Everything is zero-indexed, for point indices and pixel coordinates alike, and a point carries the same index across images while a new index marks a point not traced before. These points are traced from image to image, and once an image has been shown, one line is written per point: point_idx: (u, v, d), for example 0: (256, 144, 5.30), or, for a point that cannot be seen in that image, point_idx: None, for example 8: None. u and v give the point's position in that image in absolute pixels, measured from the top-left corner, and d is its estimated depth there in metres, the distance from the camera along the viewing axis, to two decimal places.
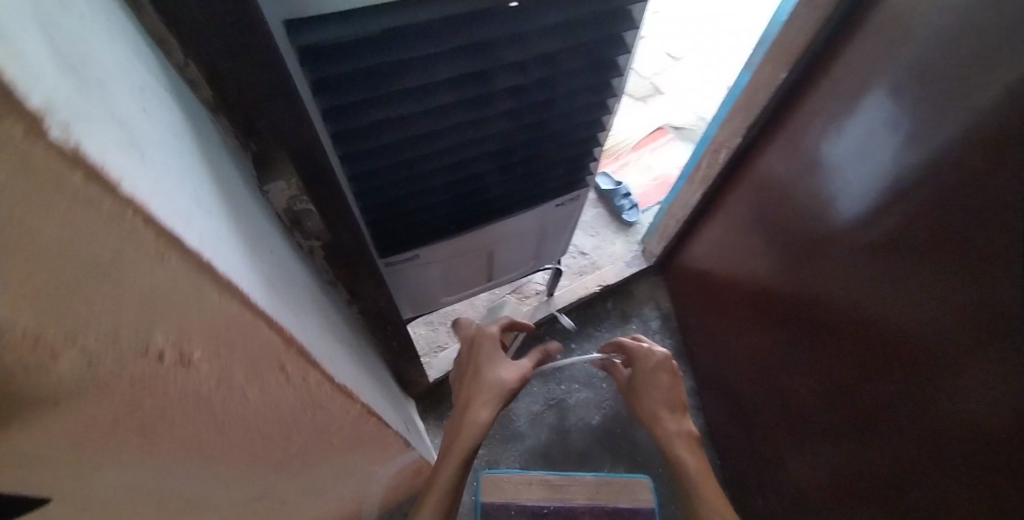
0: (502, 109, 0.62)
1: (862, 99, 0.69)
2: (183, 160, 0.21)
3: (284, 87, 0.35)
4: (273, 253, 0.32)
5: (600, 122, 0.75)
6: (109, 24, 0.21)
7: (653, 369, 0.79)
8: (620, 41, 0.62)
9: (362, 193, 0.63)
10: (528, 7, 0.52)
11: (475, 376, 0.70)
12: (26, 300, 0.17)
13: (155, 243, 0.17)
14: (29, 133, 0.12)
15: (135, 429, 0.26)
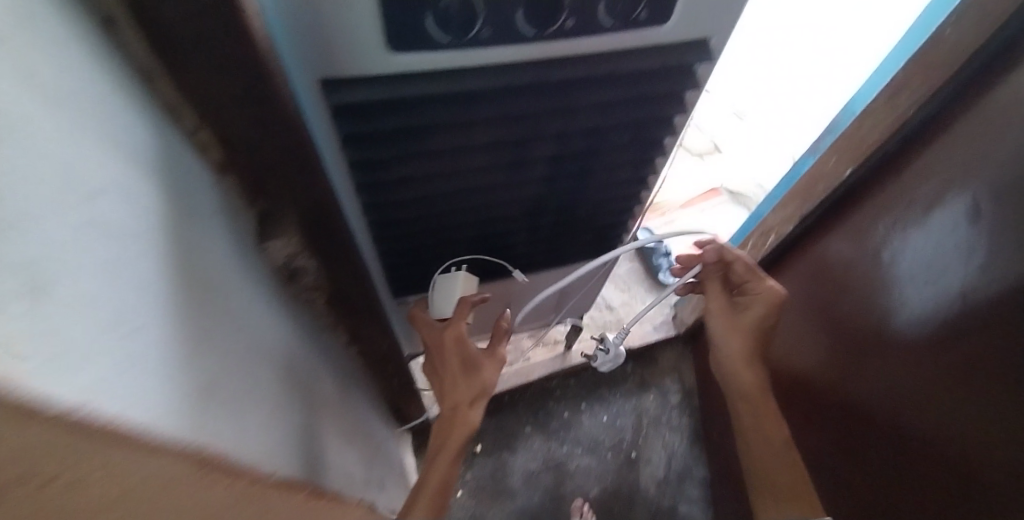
0: (534, 176, 0.60)
1: (939, 210, 0.63)
2: (95, 296, 0.20)
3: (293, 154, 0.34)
4: (232, 331, 0.31)
5: (640, 195, 0.71)
6: (62, 143, 0.20)
7: (766, 315, 0.70)
8: (670, 123, 0.59)
9: (380, 238, 0.62)
10: (576, 86, 0.50)
11: (459, 376, 0.63)
12: None
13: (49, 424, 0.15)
14: None
15: None
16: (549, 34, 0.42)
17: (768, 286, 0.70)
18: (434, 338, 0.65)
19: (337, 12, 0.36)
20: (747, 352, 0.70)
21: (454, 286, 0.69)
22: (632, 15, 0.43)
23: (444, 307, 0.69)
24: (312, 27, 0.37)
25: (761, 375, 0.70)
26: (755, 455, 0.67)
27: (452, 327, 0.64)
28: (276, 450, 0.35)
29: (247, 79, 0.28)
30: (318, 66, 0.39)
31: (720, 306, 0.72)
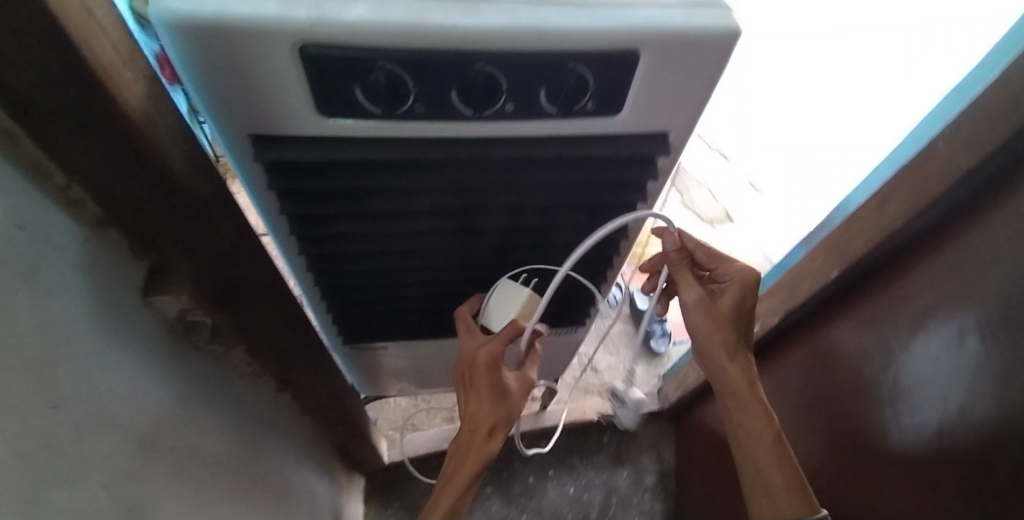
0: (484, 245, 0.58)
1: (935, 334, 0.58)
2: None
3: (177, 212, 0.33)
4: (73, 408, 0.27)
5: (604, 274, 0.69)
6: None
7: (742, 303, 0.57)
8: (631, 208, 0.56)
9: (325, 287, 0.61)
10: (525, 165, 0.48)
11: (490, 394, 0.54)
12: None
13: None
14: None
15: None
16: (488, 116, 0.41)
17: (738, 268, 0.57)
18: (467, 354, 0.55)
19: (255, 69, 0.36)
20: (730, 343, 0.58)
21: (513, 299, 0.59)
22: (577, 104, 0.41)
23: (496, 317, 0.59)
24: (231, 80, 0.37)
25: (746, 376, 0.60)
26: (741, 436, 0.59)
27: (488, 348, 0.53)
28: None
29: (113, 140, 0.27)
30: (245, 120, 0.40)
31: (695, 299, 0.58)
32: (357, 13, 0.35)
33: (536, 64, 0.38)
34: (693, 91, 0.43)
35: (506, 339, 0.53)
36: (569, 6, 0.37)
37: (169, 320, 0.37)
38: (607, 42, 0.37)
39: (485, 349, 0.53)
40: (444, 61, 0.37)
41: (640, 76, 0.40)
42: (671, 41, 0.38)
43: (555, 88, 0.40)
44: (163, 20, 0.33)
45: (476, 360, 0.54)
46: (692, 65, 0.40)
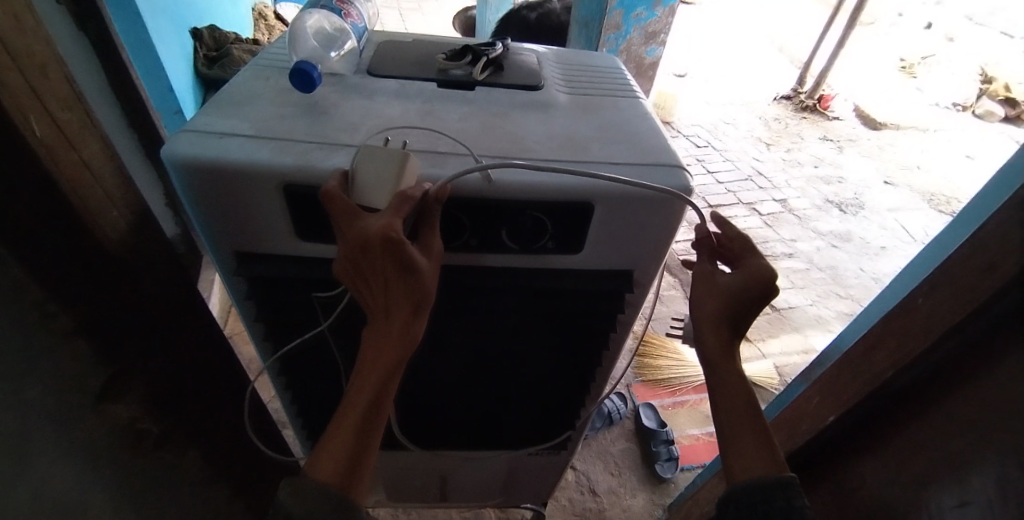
0: (453, 363, 0.58)
1: (926, 496, 0.53)
2: None
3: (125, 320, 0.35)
4: None
5: (582, 402, 0.67)
6: None
7: (743, 293, 0.44)
8: (602, 337, 0.56)
9: (293, 387, 0.61)
10: (487, 294, 0.49)
11: (406, 269, 0.38)
12: None
13: None
14: None
15: None
16: (451, 248, 0.44)
17: (756, 263, 0.45)
18: (352, 239, 0.37)
19: (243, 201, 0.41)
20: (722, 318, 0.45)
21: (387, 168, 0.39)
22: (537, 243, 0.44)
23: (373, 195, 0.39)
24: (224, 209, 0.42)
25: (727, 337, 0.45)
26: (718, 405, 0.45)
27: (380, 223, 0.37)
28: None
29: (82, 257, 0.31)
30: (233, 239, 0.44)
31: (703, 273, 0.47)
32: (337, 162, 0.39)
33: (494, 208, 0.41)
34: (647, 236, 0.45)
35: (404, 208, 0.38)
36: (528, 162, 0.42)
37: (121, 424, 0.39)
38: (563, 194, 0.41)
39: (373, 226, 0.37)
40: None
41: (596, 224, 0.43)
42: (621, 195, 0.42)
43: (516, 229, 0.43)
44: (173, 162, 0.39)
45: (368, 243, 0.37)
46: (645, 216, 0.43)
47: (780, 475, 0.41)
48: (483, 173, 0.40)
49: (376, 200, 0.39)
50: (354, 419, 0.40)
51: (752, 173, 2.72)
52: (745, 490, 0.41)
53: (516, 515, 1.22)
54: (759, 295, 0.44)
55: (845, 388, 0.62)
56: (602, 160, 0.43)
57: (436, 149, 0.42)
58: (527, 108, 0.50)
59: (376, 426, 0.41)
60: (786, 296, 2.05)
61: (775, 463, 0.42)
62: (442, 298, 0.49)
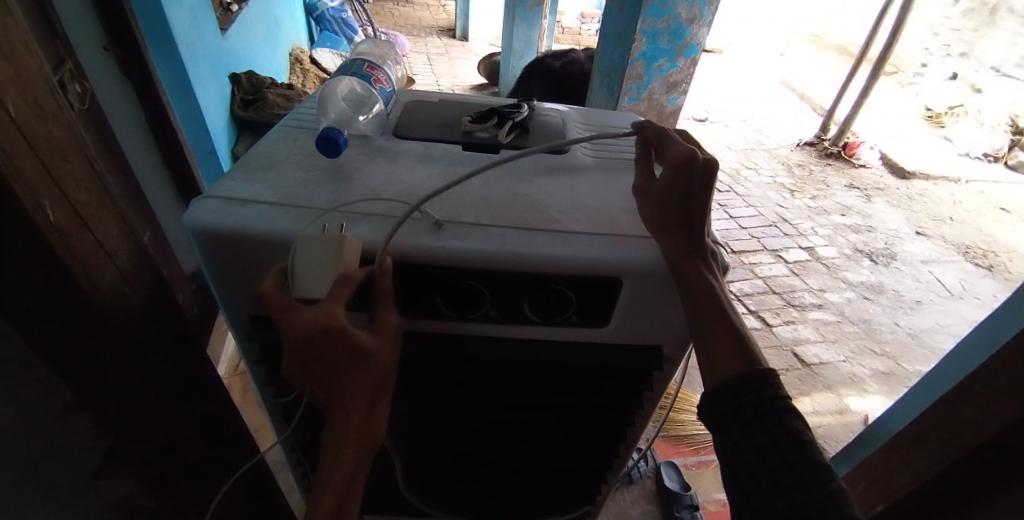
0: (465, 432, 0.55)
1: None
2: None
3: (130, 397, 0.34)
4: None
5: (601, 477, 0.62)
6: None
7: (672, 184, 0.41)
8: (627, 413, 0.53)
9: (297, 451, 0.59)
10: (504, 368, 0.47)
11: (361, 358, 0.37)
12: None
13: None
14: None
15: None
16: (472, 319, 0.42)
17: (677, 149, 0.42)
18: (293, 336, 0.35)
19: (261, 266, 0.40)
20: (667, 223, 0.41)
21: (326, 254, 0.36)
22: (561, 316, 0.42)
23: (312, 283, 0.36)
24: (242, 274, 0.41)
25: (688, 231, 0.41)
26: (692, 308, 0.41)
27: (317, 314, 0.35)
28: None
29: (86, 340, 0.30)
30: (248, 305, 0.43)
31: (641, 190, 0.44)
32: (359, 234, 0.39)
33: (520, 282, 0.40)
34: (678, 312, 0.43)
35: (347, 295, 0.36)
36: (554, 234, 0.40)
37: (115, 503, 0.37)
38: (591, 267, 0.39)
39: (311, 317, 0.34)
40: (429, 274, 0.39)
41: (624, 299, 0.41)
42: (653, 271, 0.39)
43: (537, 300, 0.41)
44: (194, 228, 0.38)
45: (306, 336, 0.35)
46: (676, 293, 0.41)
47: (751, 370, 0.38)
48: (434, 220, 0.40)
49: (315, 290, 0.36)
50: (327, 501, 0.39)
51: (776, 219, 2.67)
52: (713, 399, 0.39)
53: None
54: (709, 176, 0.41)
55: (892, 477, 0.56)
56: (631, 233, 0.41)
57: (457, 218, 0.41)
58: (551, 173, 0.49)
59: (354, 488, 0.40)
60: (816, 350, 1.96)
61: (742, 358, 0.39)
62: (456, 368, 0.47)
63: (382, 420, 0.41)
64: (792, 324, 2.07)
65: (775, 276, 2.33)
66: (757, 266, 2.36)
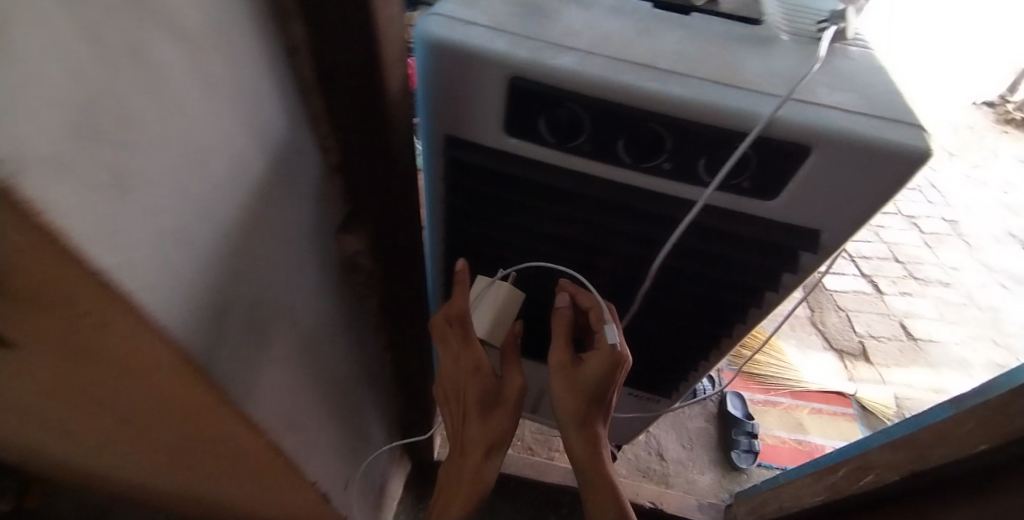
0: (599, 285, 0.62)
1: None
2: (185, 201, 0.25)
3: (370, 166, 0.42)
4: (272, 276, 0.36)
5: (705, 352, 0.69)
6: (229, 85, 0.28)
7: (598, 372, 0.54)
8: (758, 293, 0.57)
9: (446, 273, 0.69)
10: (664, 227, 0.51)
11: (494, 403, 0.56)
12: (39, 291, 0.24)
13: (90, 286, 0.22)
14: (33, 231, 0.18)
15: (82, 370, 0.33)
16: (644, 168, 0.46)
17: (609, 344, 0.54)
18: (449, 363, 0.58)
19: (470, 86, 0.45)
20: (582, 419, 0.57)
21: (486, 291, 0.60)
22: (732, 181, 0.44)
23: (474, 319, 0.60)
24: (450, 90, 0.46)
25: (600, 416, 0.58)
26: (593, 503, 0.58)
27: (472, 354, 0.56)
28: (267, 388, 0.39)
29: (358, 105, 0.37)
30: (447, 123, 0.49)
31: (561, 363, 0.56)
32: (564, 62, 0.42)
33: (707, 136, 0.42)
34: (851, 195, 0.44)
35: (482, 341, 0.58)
36: (750, 92, 0.41)
37: (338, 253, 0.47)
38: (783, 131, 0.40)
39: (470, 354, 0.56)
40: (619, 114, 0.43)
41: (807, 170, 0.42)
42: (846, 144, 0.40)
43: (715, 161, 0.43)
44: (424, 39, 0.44)
45: (461, 364, 0.57)
46: (865, 173, 0.42)
47: None
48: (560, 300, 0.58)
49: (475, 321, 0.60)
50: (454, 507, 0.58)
51: (920, 183, 2.38)
52: None
53: None
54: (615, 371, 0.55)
55: (1010, 420, 0.57)
56: (830, 105, 0.41)
57: (657, 64, 0.43)
58: (747, 42, 0.49)
59: (463, 495, 0.58)
60: (926, 326, 1.86)
61: None
62: (615, 216, 0.52)
63: (491, 465, 0.58)
64: (905, 295, 1.94)
65: (901, 242, 2.13)
66: (880, 230, 2.15)
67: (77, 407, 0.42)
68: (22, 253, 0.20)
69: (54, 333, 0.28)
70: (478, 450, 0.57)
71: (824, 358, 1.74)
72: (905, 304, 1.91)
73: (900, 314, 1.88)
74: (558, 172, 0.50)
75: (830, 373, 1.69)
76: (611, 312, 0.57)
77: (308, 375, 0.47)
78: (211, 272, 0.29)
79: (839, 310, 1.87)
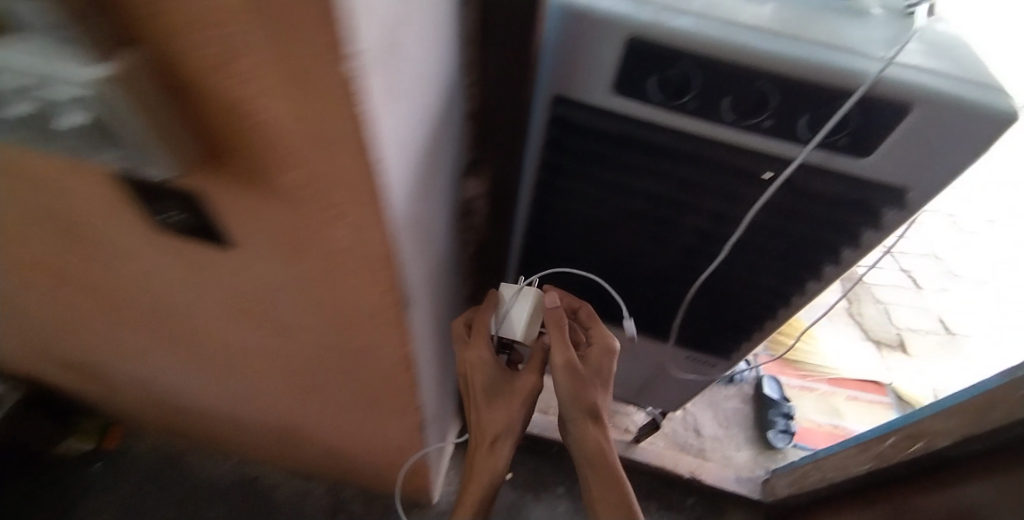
0: (679, 243, 0.66)
1: None
2: (409, 116, 0.31)
3: (503, 105, 0.48)
4: (429, 200, 0.42)
5: (770, 313, 0.73)
6: (435, 22, 0.33)
7: (594, 363, 0.60)
8: (834, 252, 0.61)
9: (528, 234, 0.73)
10: (755, 183, 0.55)
11: (504, 396, 0.61)
12: (304, 180, 0.29)
13: (360, 171, 0.27)
14: (354, 115, 0.24)
15: (281, 265, 0.39)
16: (746, 126, 0.50)
17: (602, 336, 0.62)
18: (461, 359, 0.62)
19: (589, 49, 0.49)
20: (585, 408, 0.59)
21: (516, 301, 0.61)
22: (830, 138, 0.48)
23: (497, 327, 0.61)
24: (569, 53, 0.50)
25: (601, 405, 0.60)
26: (597, 489, 0.60)
27: (475, 352, 0.59)
28: (414, 302, 0.45)
29: (507, 51, 0.42)
30: (559, 84, 0.53)
31: (564, 363, 0.57)
32: (684, 24, 0.46)
33: (814, 94, 0.46)
34: (941, 153, 0.48)
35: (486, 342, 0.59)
36: (855, 54, 0.45)
37: (459, 194, 0.53)
38: (886, 89, 0.45)
39: (472, 351, 0.59)
40: (732, 72, 0.46)
41: (903, 127, 0.47)
42: (944, 103, 0.44)
43: (817, 117, 0.47)
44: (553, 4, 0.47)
45: (468, 360, 0.60)
46: (956, 131, 0.46)
47: None
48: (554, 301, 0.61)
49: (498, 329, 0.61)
50: (473, 493, 0.62)
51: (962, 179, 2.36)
52: None
53: (623, 426, 1.47)
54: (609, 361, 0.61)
55: None
56: (928, 68, 0.45)
57: (768, 28, 0.46)
58: (843, 11, 0.52)
59: (478, 480, 0.61)
60: (964, 320, 1.86)
61: None
62: (708, 173, 0.56)
63: (501, 454, 0.61)
64: (944, 289, 1.94)
65: (942, 236, 2.12)
66: (919, 224, 2.12)
67: (248, 310, 0.49)
68: (323, 138, 0.26)
69: (288, 223, 0.34)
70: (491, 436, 0.61)
71: (861, 347, 1.75)
72: (944, 297, 1.91)
73: (939, 307, 1.89)
74: (660, 130, 0.54)
75: (866, 361, 1.71)
76: (597, 316, 0.65)
77: (430, 303, 0.52)
78: (411, 182, 0.34)
79: (877, 300, 1.88)
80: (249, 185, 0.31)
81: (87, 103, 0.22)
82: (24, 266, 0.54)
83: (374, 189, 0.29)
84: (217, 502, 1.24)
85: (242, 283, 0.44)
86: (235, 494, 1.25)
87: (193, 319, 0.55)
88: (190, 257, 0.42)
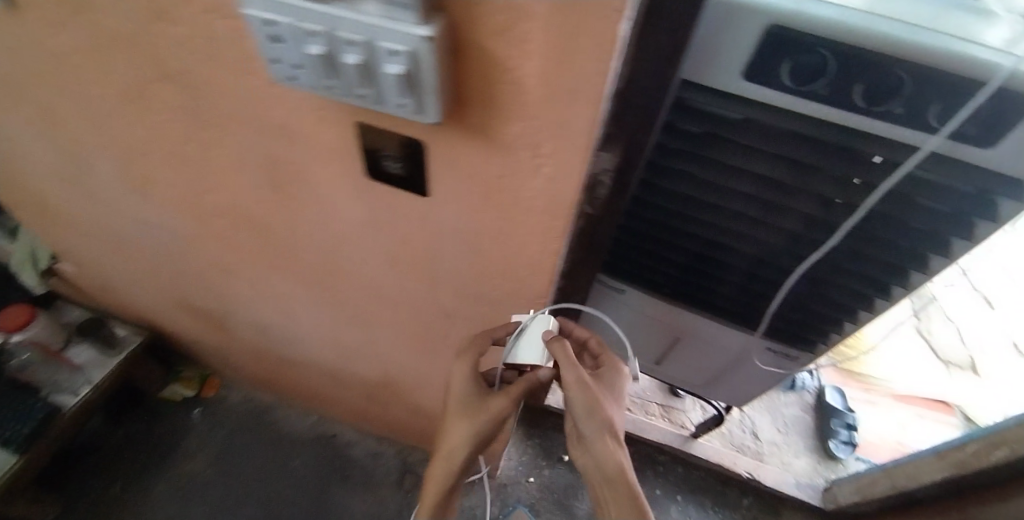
0: (783, 229, 0.69)
1: None
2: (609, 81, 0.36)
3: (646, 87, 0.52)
4: None
5: (865, 303, 0.76)
6: None
7: (604, 383, 0.55)
8: (942, 242, 0.63)
9: (629, 214, 0.77)
10: (872, 168, 0.58)
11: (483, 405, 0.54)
12: (525, 131, 0.35)
13: (583, 121, 0.33)
14: (601, 71, 0.29)
15: (461, 213, 0.45)
16: (875, 113, 0.53)
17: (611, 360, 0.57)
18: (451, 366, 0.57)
19: (729, 35, 0.51)
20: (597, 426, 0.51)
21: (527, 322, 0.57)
22: (957, 128, 0.51)
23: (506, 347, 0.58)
24: (707, 39, 0.53)
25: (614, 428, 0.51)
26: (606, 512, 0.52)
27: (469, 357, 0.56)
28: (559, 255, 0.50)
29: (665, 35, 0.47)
30: (690, 70, 0.57)
31: (577, 377, 0.51)
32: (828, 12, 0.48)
33: (949, 84, 0.48)
34: None
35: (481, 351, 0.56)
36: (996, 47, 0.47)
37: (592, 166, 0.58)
38: None
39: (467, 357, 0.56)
40: (871, 61, 0.49)
41: None
42: None
43: (948, 106, 0.50)
44: None
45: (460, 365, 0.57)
46: None
47: None
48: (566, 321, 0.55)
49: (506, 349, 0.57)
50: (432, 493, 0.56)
51: None
52: None
53: (680, 421, 1.47)
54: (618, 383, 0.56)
55: None
56: None
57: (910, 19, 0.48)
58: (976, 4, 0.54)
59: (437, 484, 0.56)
60: None
61: None
62: (825, 156, 0.60)
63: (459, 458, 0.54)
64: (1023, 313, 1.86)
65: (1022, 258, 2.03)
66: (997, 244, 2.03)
67: (409, 254, 0.55)
68: (562, 92, 0.31)
69: (490, 170, 0.40)
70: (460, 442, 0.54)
71: (929, 364, 1.70)
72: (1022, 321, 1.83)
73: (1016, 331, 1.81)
74: (785, 115, 0.57)
75: (934, 379, 1.66)
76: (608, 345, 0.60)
77: None
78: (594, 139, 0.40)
79: (948, 319, 1.82)
80: (474, 133, 0.37)
81: (406, 53, 0.28)
82: (222, 209, 0.64)
83: (586, 138, 0.34)
84: (300, 452, 1.34)
85: (414, 229, 0.50)
86: (317, 447, 1.35)
87: (349, 263, 0.62)
88: (378, 203, 0.49)
